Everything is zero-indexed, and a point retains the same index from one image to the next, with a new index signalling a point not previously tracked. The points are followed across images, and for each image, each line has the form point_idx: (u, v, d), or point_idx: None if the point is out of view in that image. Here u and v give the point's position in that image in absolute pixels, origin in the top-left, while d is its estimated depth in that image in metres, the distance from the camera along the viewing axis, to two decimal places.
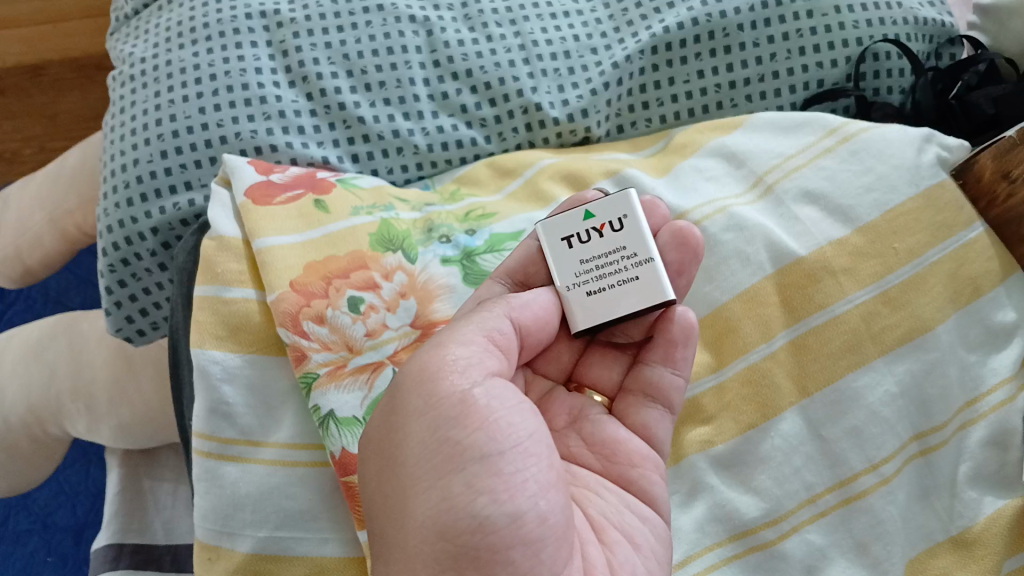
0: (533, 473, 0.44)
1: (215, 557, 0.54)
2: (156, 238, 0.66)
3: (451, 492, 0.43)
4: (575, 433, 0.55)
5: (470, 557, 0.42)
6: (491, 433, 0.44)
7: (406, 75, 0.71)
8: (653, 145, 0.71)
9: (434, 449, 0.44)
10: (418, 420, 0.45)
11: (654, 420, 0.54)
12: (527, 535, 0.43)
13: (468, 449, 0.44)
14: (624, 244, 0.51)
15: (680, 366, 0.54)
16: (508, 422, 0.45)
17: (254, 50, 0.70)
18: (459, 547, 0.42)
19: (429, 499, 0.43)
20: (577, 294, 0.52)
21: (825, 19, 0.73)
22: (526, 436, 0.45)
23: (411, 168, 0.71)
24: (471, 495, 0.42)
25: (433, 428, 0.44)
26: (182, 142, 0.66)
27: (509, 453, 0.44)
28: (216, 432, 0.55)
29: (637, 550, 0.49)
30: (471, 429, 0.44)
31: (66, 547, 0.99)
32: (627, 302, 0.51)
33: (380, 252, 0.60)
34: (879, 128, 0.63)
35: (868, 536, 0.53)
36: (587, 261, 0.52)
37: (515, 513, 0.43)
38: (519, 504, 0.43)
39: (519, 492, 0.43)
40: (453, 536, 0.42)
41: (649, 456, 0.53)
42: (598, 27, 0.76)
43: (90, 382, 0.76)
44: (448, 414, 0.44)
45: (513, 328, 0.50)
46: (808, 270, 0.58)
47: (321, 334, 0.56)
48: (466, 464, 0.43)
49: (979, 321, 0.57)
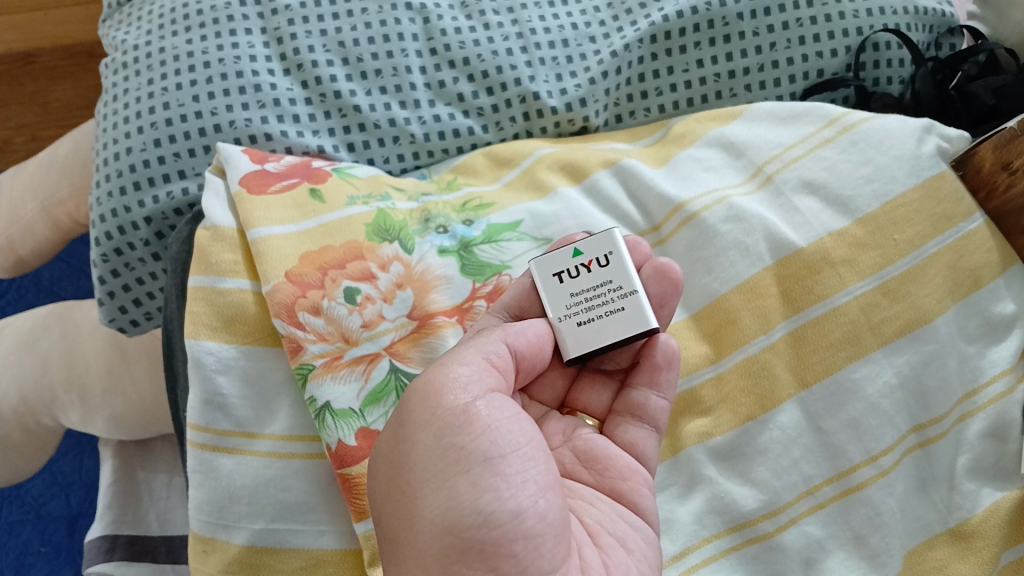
0: (534, 475, 0.44)
1: (209, 550, 0.54)
2: (149, 227, 0.65)
3: (457, 491, 0.43)
4: (568, 450, 0.54)
5: (476, 552, 0.42)
6: (494, 438, 0.44)
7: (402, 63, 0.70)
8: (652, 135, 0.71)
9: (439, 454, 0.44)
10: (424, 430, 0.45)
11: (640, 439, 0.54)
12: (529, 530, 0.42)
13: (472, 452, 0.43)
14: (611, 277, 0.51)
15: (664, 388, 0.54)
16: (509, 429, 0.45)
17: (248, 37, 0.69)
18: (466, 541, 0.42)
19: (436, 499, 0.43)
20: (567, 325, 0.52)
21: (825, 8, 0.72)
22: (526, 442, 0.45)
23: (407, 157, 0.70)
24: (476, 493, 0.42)
25: (439, 435, 0.44)
26: (176, 130, 0.66)
27: (509, 456, 0.44)
28: (211, 424, 0.55)
29: (629, 553, 0.49)
30: (474, 435, 0.44)
31: (60, 538, 0.99)
32: (615, 331, 0.50)
33: (376, 243, 0.60)
34: (878, 118, 0.62)
35: (867, 529, 0.53)
36: (576, 295, 0.52)
37: (517, 509, 0.42)
38: (520, 501, 0.43)
39: (520, 490, 0.43)
40: (459, 532, 0.42)
41: (638, 470, 0.53)
42: (597, 15, 0.75)
43: (84, 372, 0.76)
44: (452, 422, 0.44)
45: (510, 352, 0.49)
46: (807, 261, 0.57)
47: (316, 325, 0.56)
48: (471, 466, 0.43)
49: (978, 313, 0.57)
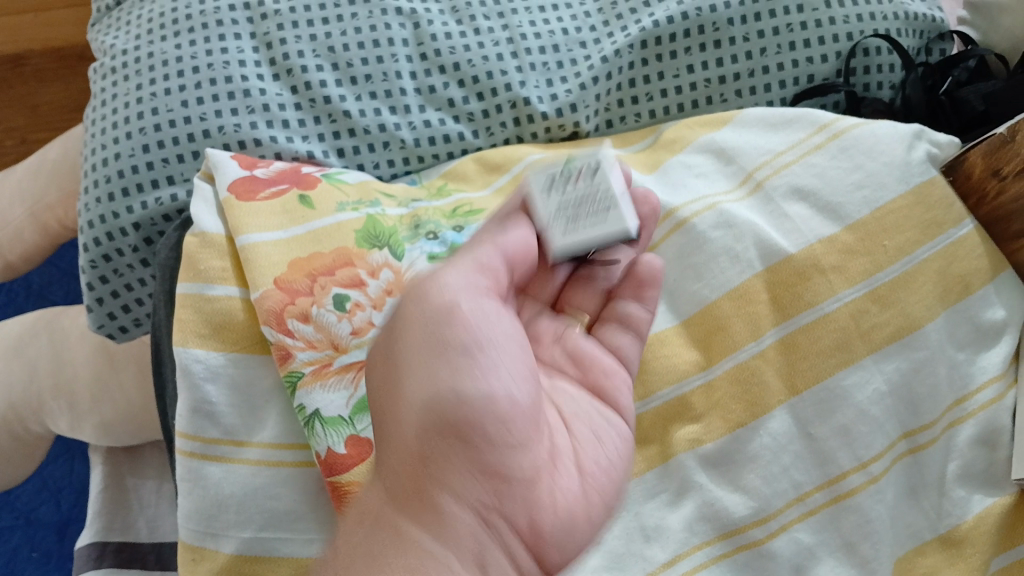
0: (509, 367, 0.44)
1: (199, 558, 0.53)
2: (138, 233, 0.65)
3: (438, 373, 0.43)
4: (559, 351, 0.54)
5: (454, 431, 0.42)
6: (473, 328, 0.44)
7: (392, 69, 0.70)
8: (642, 141, 0.71)
9: (422, 340, 0.44)
10: (410, 322, 0.45)
11: (625, 346, 0.54)
12: (502, 414, 0.43)
13: (452, 340, 0.44)
14: (599, 183, 0.48)
15: (649, 300, 0.55)
16: (488, 319, 0.45)
17: (237, 42, 0.69)
18: (444, 421, 0.43)
19: (419, 380, 0.43)
20: (555, 229, 0.48)
21: (815, 14, 0.72)
22: (506, 337, 0.45)
23: (398, 163, 0.70)
24: (455, 377, 0.43)
25: (423, 325, 0.45)
26: (164, 135, 0.65)
27: (488, 346, 0.44)
28: (199, 432, 0.54)
29: (605, 448, 0.48)
30: (456, 324, 0.44)
31: (50, 544, 0.98)
32: (602, 228, 0.48)
33: (366, 249, 0.59)
34: (869, 124, 0.62)
35: (857, 535, 0.54)
36: (563, 189, 0.49)
37: (489, 394, 0.43)
38: (493, 387, 0.43)
39: (493, 375, 0.43)
40: (437, 409, 0.43)
41: (618, 373, 0.53)
42: (587, 21, 0.75)
43: (72, 379, 0.75)
44: (436, 314, 0.45)
45: (502, 261, 0.48)
46: (797, 267, 0.57)
47: (305, 332, 0.56)
48: (451, 353, 0.44)
49: (968, 319, 0.57)
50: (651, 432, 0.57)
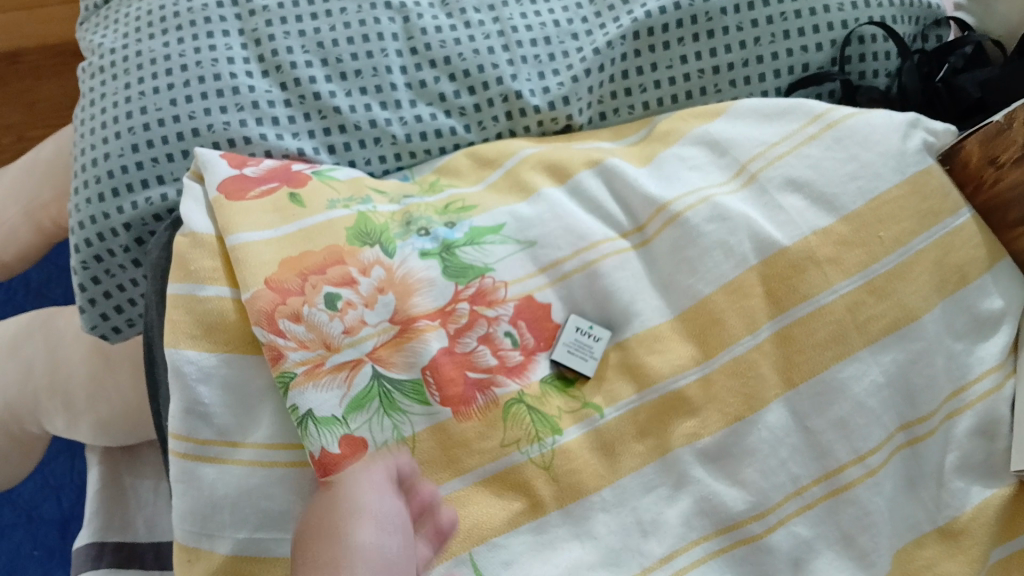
0: (377, 527, 0.49)
1: (194, 559, 0.54)
2: (128, 233, 0.65)
3: (328, 510, 0.50)
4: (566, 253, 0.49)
5: (318, 549, 0.48)
6: (360, 501, 0.50)
7: (382, 63, 0.69)
8: (636, 133, 0.70)
9: (320, 518, 0.50)
10: (323, 495, 0.52)
11: None
12: (363, 539, 0.49)
13: (332, 526, 0.49)
14: None
15: None
16: (367, 495, 0.50)
17: (226, 39, 0.68)
18: (315, 546, 0.49)
19: (316, 512, 0.51)
20: None
21: (810, 2, 0.72)
22: (383, 475, 0.52)
23: (389, 159, 0.69)
24: (333, 530, 0.49)
25: (326, 503, 0.51)
26: (154, 134, 0.65)
27: (368, 513, 0.50)
28: (192, 433, 0.54)
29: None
30: (347, 494, 0.51)
31: (53, 540, 1.01)
32: None
33: (357, 247, 0.58)
34: (863, 114, 0.61)
35: (855, 528, 0.54)
36: None
37: (354, 516, 0.49)
38: (361, 523, 0.49)
39: (363, 530, 0.49)
40: (317, 535, 0.49)
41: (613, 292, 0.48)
42: (579, 12, 0.74)
43: (67, 379, 0.75)
44: (338, 491, 0.51)
45: None
46: (792, 260, 0.57)
47: (297, 332, 0.55)
48: (332, 525, 0.49)
49: (966, 309, 0.57)
50: (649, 425, 0.56)
